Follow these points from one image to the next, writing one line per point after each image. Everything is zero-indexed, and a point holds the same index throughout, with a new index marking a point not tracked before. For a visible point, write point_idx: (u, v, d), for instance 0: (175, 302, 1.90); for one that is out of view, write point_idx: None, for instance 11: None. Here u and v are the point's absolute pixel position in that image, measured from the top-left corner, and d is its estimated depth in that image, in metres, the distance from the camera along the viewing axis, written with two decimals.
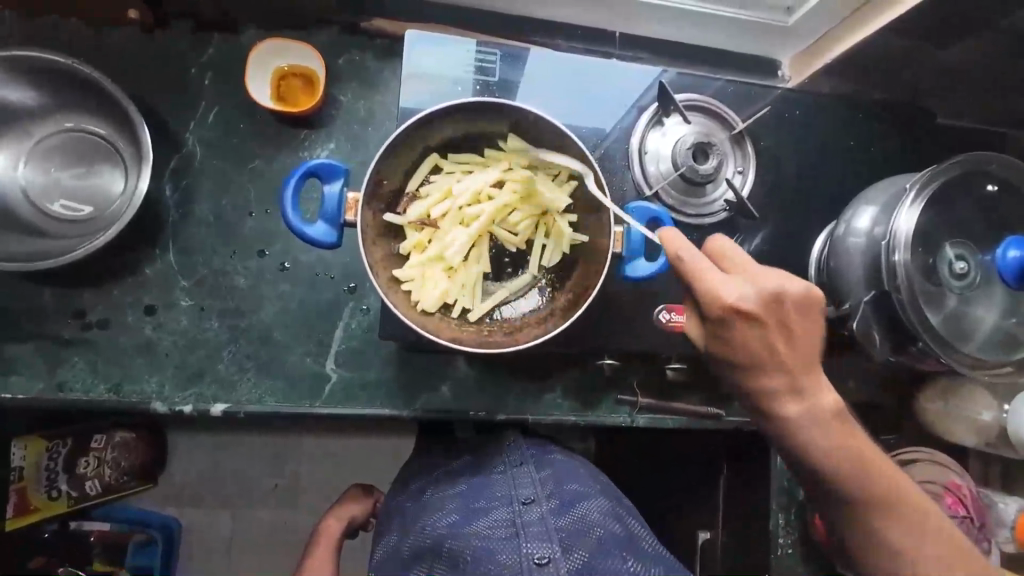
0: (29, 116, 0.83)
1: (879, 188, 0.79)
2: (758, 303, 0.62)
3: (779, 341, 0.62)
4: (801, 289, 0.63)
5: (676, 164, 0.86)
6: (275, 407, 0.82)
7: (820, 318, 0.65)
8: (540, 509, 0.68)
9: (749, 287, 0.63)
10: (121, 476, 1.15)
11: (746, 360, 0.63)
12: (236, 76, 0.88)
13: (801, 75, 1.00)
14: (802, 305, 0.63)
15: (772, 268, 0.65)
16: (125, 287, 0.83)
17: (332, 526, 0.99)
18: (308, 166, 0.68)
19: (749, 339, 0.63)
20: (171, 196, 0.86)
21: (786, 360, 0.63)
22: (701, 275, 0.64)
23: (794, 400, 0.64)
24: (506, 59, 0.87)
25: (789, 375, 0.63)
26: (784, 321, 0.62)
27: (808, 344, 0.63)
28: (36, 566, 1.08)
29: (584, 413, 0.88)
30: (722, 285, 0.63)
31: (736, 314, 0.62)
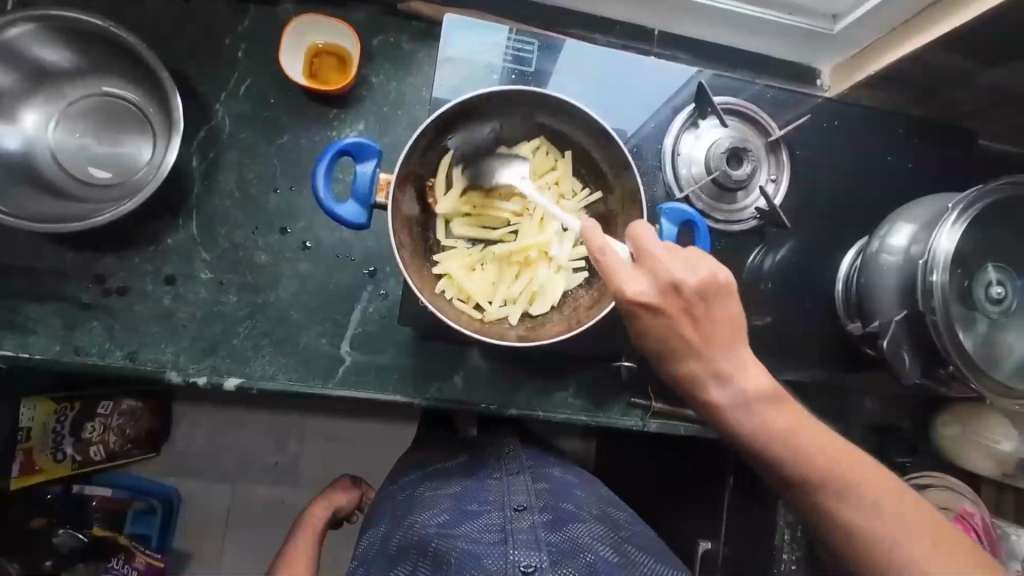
0: (64, 77, 0.83)
1: (919, 205, 0.77)
2: (659, 297, 0.59)
3: (685, 329, 0.59)
4: (705, 273, 0.59)
5: (709, 169, 0.84)
6: (287, 385, 0.82)
7: (726, 298, 0.60)
8: (531, 519, 0.67)
9: (650, 277, 0.59)
10: (125, 445, 1.19)
11: (681, 341, 0.60)
12: (271, 51, 0.88)
13: (841, 85, 0.98)
14: (706, 293, 0.58)
15: (678, 254, 0.60)
16: (147, 255, 0.83)
17: (317, 515, 0.99)
18: (342, 144, 0.67)
19: (657, 330, 0.60)
20: (198, 167, 0.85)
21: (695, 349, 0.60)
22: (606, 268, 0.60)
23: (718, 391, 0.61)
24: (543, 50, 0.85)
25: (703, 365, 0.61)
26: (689, 311, 0.59)
27: (721, 335, 0.60)
28: (38, 525, 1.06)
29: (595, 413, 0.87)
30: (627, 279, 0.59)
31: (660, 297, 0.59)
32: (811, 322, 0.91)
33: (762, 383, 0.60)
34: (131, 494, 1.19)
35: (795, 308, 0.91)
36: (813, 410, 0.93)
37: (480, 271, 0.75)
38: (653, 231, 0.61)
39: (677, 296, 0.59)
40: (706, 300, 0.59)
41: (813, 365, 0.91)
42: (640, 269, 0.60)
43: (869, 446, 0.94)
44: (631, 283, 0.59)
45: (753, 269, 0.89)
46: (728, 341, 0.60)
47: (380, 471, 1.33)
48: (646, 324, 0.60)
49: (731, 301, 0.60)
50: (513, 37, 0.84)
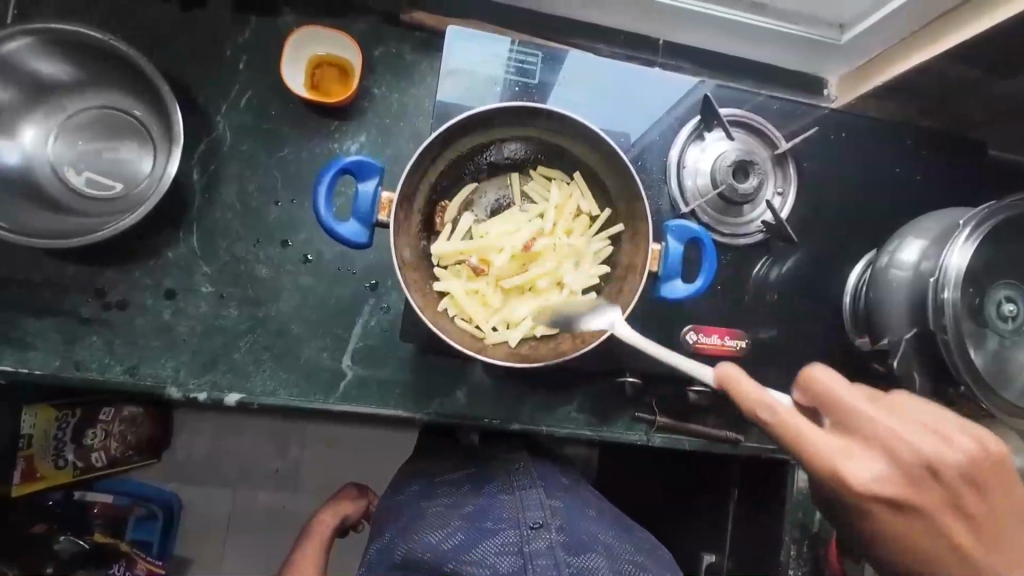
0: (63, 90, 0.82)
1: (928, 220, 0.76)
2: (898, 482, 0.53)
3: (943, 520, 0.53)
4: (961, 442, 0.53)
5: (715, 182, 0.83)
6: (289, 401, 0.81)
7: (998, 471, 0.53)
8: (548, 538, 0.70)
9: (881, 462, 0.53)
10: (127, 451, 1.17)
11: (923, 535, 0.54)
12: (272, 62, 0.87)
13: (847, 95, 0.97)
14: (968, 467, 0.52)
15: (908, 427, 0.54)
16: (147, 268, 0.82)
17: (325, 522, 0.99)
18: (343, 162, 0.67)
19: (898, 524, 0.54)
20: (198, 180, 0.85)
21: (958, 542, 0.54)
22: (816, 453, 0.53)
23: None
24: (546, 62, 0.84)
25: (954, 548, 0.54)
26: (929, 493, 0.53)
27: (990, 509, 0.53)
28: (41, 531, 1.06)
29: (599, 428, 0.86)
30: (857, 466, 0.53)
31: (900, 489, 0.53)
32: (819, 335, 0.90)
33: None
34: (130, 499, 1.19)
35: (801, 321, 0.89)
36: None
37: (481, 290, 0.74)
38: (844, 385, 0.55)
39: (935, 481, 0.52)
40: (968, 483, 0.53)
41: None
42: (859, 450, 0.54)
43: None
44: (856, 469, 0.53)
45: (758, 280, 0.88)
46: (984, 513, 0.53)
47: (382, 479, 1.32)
48: (896, 522, 0.54)
49: (999, 468, 0.53)
50: (516, 49, 0.83)
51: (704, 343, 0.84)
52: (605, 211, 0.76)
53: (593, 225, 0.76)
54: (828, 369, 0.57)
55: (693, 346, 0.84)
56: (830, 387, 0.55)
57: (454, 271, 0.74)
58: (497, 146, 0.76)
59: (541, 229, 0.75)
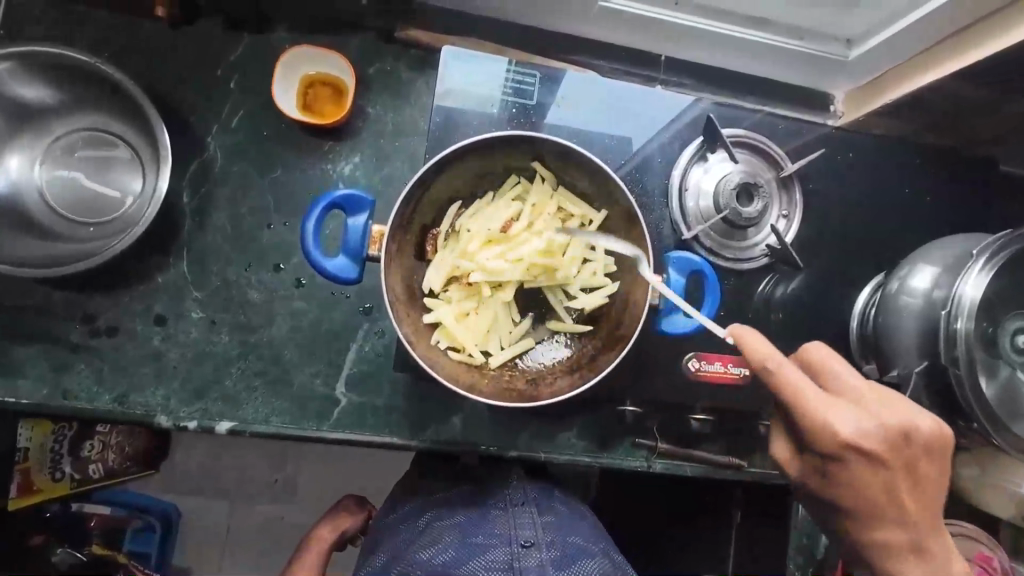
0: (48, 113, 0.81)
1: (937, 247, 0.74)
2: (879, 441, 0.59)
3: (900, 482, 0.61)
4: (930, 424, 0.60)
5: (718, 206, 0.81)
6: (280, 429, 0.79)
7: (946, 459, 0.62)
8: (538, 557, 0.68)
9: (868, 420, 0.60)
10: (124, 462, 1.13)
11: (878, 492, 0.61)
12: (263, 81, 0.85)
13: (857, 111, 0.94)
14: (931, 441, 0.60)
15: (891, 401, 0.62)
16: (136, 294, 0.81)
17: (324, 537, 0.96)
18: (332, 197, 0.70)
19: (862, 477, 0.61)
20: (188, 202, 0.83)
21: (904, 505, 0.61)
22: (801, 397, 0.61)
23: (917, 561, 0.62)
24: (545, 82, 0.83)
25: (895, 513, 0.62)
26: (899, 459, 0.60)
27: (932, 483, 0.62)
28: (37, 544, 1.05)
29: (599, 454, 0.84)
30: (840, 417, 0.60)
31: (878, 447, 0.60)
32: None
33: (960, 562, 0.63)
34: (128, 510, 1.16)
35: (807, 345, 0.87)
36: None
37: (473, 319, 0.73)
38: (840, 361, 0.64)
39: (903, 449, 0.60)
40: (926, 456, 0.61)
41: None
42: (850, 411, 0.61)
43: None
44: (843, 426, 0.60)
45: (762, 298, 0.86)
46: (927, 489, 0.62)
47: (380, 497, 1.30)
48: (858, 478, 0.61)
49: (947, 456, 0.62)
50: (513, 69, 0.82)
51: (706, 371, 0.81)
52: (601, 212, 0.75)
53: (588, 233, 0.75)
54: (827, 349, 0.67)
55: (695, 373, 0.81)
56: (829, 363, 0.65)
57: (450, 295, 0.74)
58: (493, 171, 0.76)
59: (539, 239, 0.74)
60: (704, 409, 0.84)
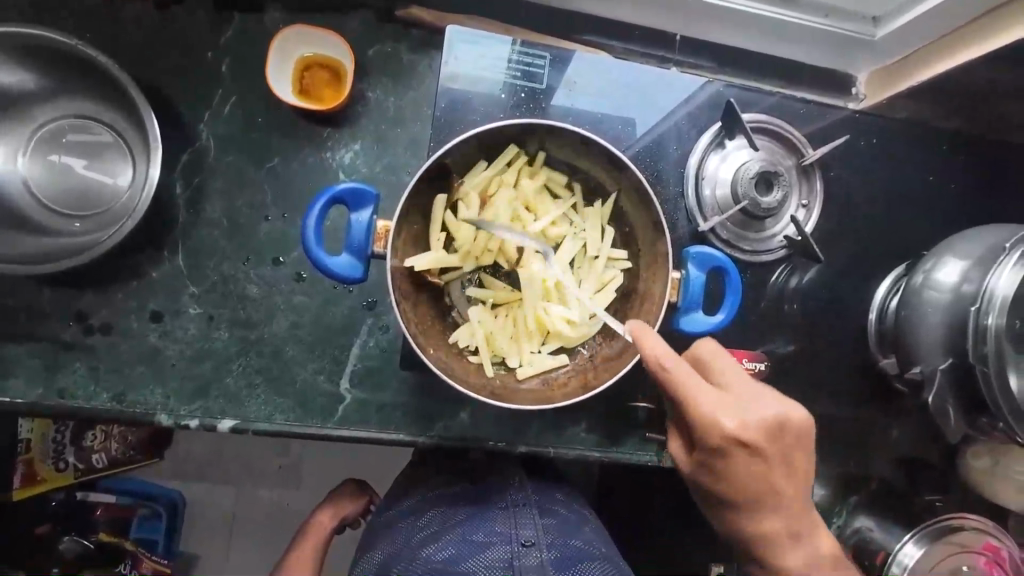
0: (28, 100, 0.76)
1: (963, 239, 0.71)
2: (758, 431, 0.60)
3: (777, 473, 0.62)
4: (800, 415, 0.63)
5: (737, 195, 0.77)
6: (284, 427, 0.77)
7: (812, 446, 0.65)
8: (539, 556, 0.66)
9: (749, 415, 0.61)
10: (127, 451, 1.10)
11: (752, 476, 0.62)
12: (257, 65, 0.81)
13: (879, 94, 0.88)
14: (801, 434, 0.63)
15: (763, 388, 0.63)
16: (129, 291, 0.78)
17: (324, 522, 0.95)
18: (335, 192, 0.67)
19: (744, 467, 0.62)
20: (181, 193, 0.79)
21: (781, 494, 0.63)
22: (687, 393, 0.61)
23: (790, 541, 0.64)
24: (555, 64, 0.79)
25: (771, 498, 0.63)
26: (779, 444, 0.61)
27: (803, 468, 0.64)
28: (41, 534, 1.02)
29: (608, 448, 0.81)
30: (727, 414, 0.60)
31: (753, 434, 0.60)
32: (841, 351, 0.85)
33: (830, 541, 0.66)
34: (131, 498, 1.12)
35: (822, 337, 0.85)
36: (850, 443, 0.86)
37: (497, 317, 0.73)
38: (724, 356, 0.65)
39: (775, 438, 0.61)
40: (798, 444, 0.63)
41: (842, 396, 0.85)
42: (733, 401, 0.61)
43: (895, 481, 0.87)
44: (729, 417, 0.60)
45: (776, 288, 0.83)
46: (806, 476, 0.64)
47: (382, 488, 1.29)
48: (738, 464, 0.61)
49: (810, 442, 0.64)
50: (519, 50, 0.78)
51: None
52: (611, 193, 0.74)
53: (602, 217, 0.74)
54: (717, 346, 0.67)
55: None
56: (716, 355, 0.66)
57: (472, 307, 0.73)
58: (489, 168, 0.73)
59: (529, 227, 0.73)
60: None
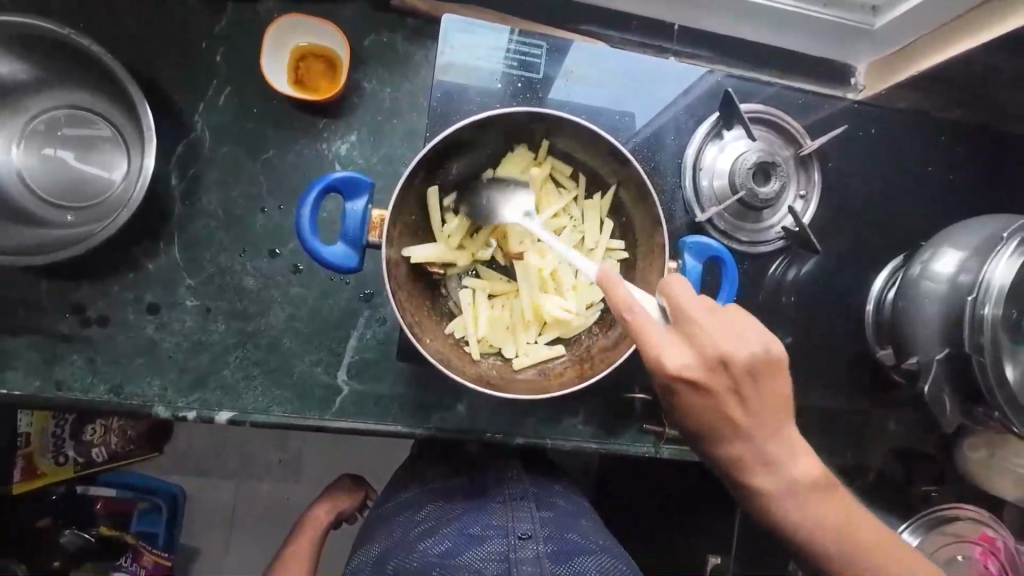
0: (21, 90, 0.76)
1: (962, 229, 0.71)
2: (699, 370, 0.54)
3: (733, 409, 0.55)
4: (757, 347, 0.54)
5: (734, 186, 0.77)
6: (282, 419, 0.77)
7: (781, 374, 0.56)
8: (535, 549, 0.65)
9: (693, 351, 0.54)
10: (127, 445, 1.11)
11: (709, 413, 0.56)
12: (252, 55, 0.80)
13: (878, 85, 0.88)
14: (758, 366, 0.54)
15: (720, 318, 0.55)
16: (126, 283, 0.78)
17: (321, 517, 0.96)
18: (329, 180, 0.66)
19: (698, 406, 0.56)
20: (177, 185, 0.79)
21: (746, 431, 0.56)
22: (642, 337, 0.54)
23: (766, 475, 0.57)
24: (552, 54, 0.78)
25: (733, 435, 0.56)
26: (732, 377, 0.54)
27: (769, 402, 0.56)
28: (41, 527, 1.04)
29: (606, 440, 0.81)
30: (670, 352, 0.54)
31: (697, 368, 0.54)
32: (839, 342, 0.85)
33: (817, 470, 0.57)
34: (130, 492, 1.12)
35: (820, 329, 0.85)
36: (848, 435, 0.86)
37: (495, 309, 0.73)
38: (681, 285, 0.56)
39: (724, 371, 0.54)
40: (759, 376, 0.55)
41: (839, 388, 0.85)
42: (679, 338, 0.55)
43: (892, 472, 0.87)
44: (674, 356, 0.54)
45: (774, 280, 0.83)
46: (781, 410, 0.56)
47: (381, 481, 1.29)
48: (693, 403, 0.56)
49: (781, 373, 0.56)
50: (515, 39, 0.77)
51: None
52: (611, 185, 0.73)
53: (602, 208, 0.74)
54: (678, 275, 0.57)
55: None
56: (677, 291, 0.56)
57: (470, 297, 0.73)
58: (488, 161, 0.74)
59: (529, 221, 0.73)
60: None
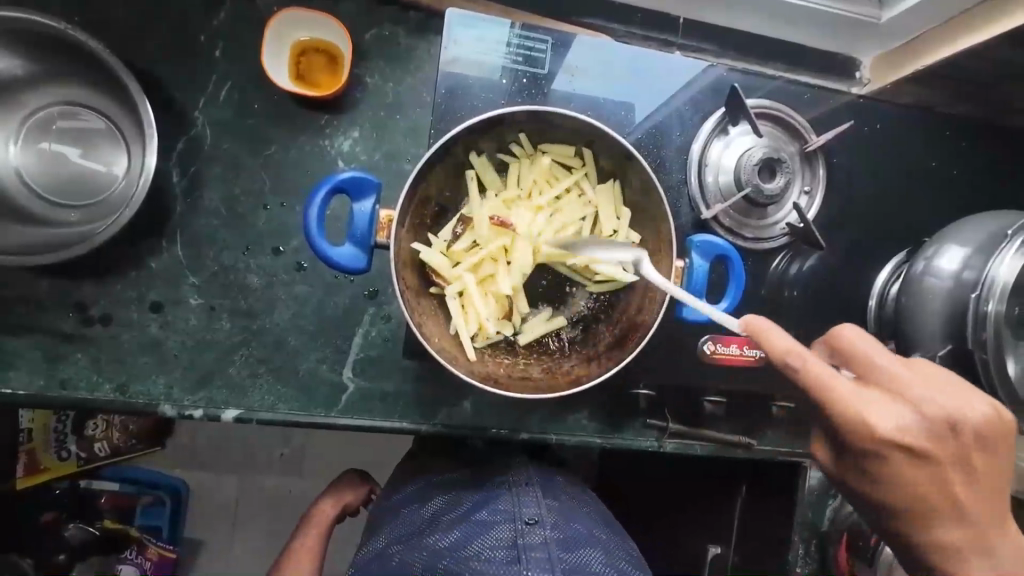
0: (18, 86, 0.75)
1: (964, 225, 0.72)
2: (924, 431, 0.54)
3: (953, 476, 0.55)
4: (984, 410, 0.55)
5: (740, 182, 0.77)
6: (288, 416, 0.77)
7: (1008, 443, 0.56)
8: (542, 534, 0.65)
9: (906, 414, 0.54)
10: (127, 440, 1.11)
11: (929, 481, 0.56)
12: (252, 50, 0.79)
13: (882, 79, 0.87)
14: (986, 432, 0.55)
15: (929, 382, 0.56)
16: (128, 281, 0.77)
17: (325, 512, 0.96)
18: (337, 180, 0.66)
19: (914, 475, 0.55)
20: (178, 182, 0.78)
21: (962, 498, 0.56)
22: (835, 397, 0.54)
23: (966, 547, 0.57)
24: (556, 49, 0.77)
25: (944, 502, 0.57)
26: (952, 446, 0.55)
27: (990, 472, 0.56)
28: (47, 522, 1.02)
29: (610, 435, 0.82)
30: (880, 413, 0.54)
31: (915, 433, 0.54)
32: None
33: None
34: (135, 486, 1.13)
35: (822, 323, 0.85)
36: None
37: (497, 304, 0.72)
38: (874, 346, 0.58)
39: (965, 438, 0.54)
40: (982, 445, 0.55)
41: None
42: (890, 400, 0.55)
43: None
44: (881, 419, 0.54)
45: (777, 275, 0.83)
46: (984, 476, 0.57)
47: None
48: (913, 472, 0.55)
49: (1009, 439, 0.56)
50: (519, 34, 0.76)
51: (720, 353, 0.81)
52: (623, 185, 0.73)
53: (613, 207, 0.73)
54: (857, 329, 0.60)
55: (710, 355, 0.81)
56: (855, 342, 0.59)
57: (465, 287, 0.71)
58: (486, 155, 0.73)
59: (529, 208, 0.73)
60: (717, 391, 0.83)
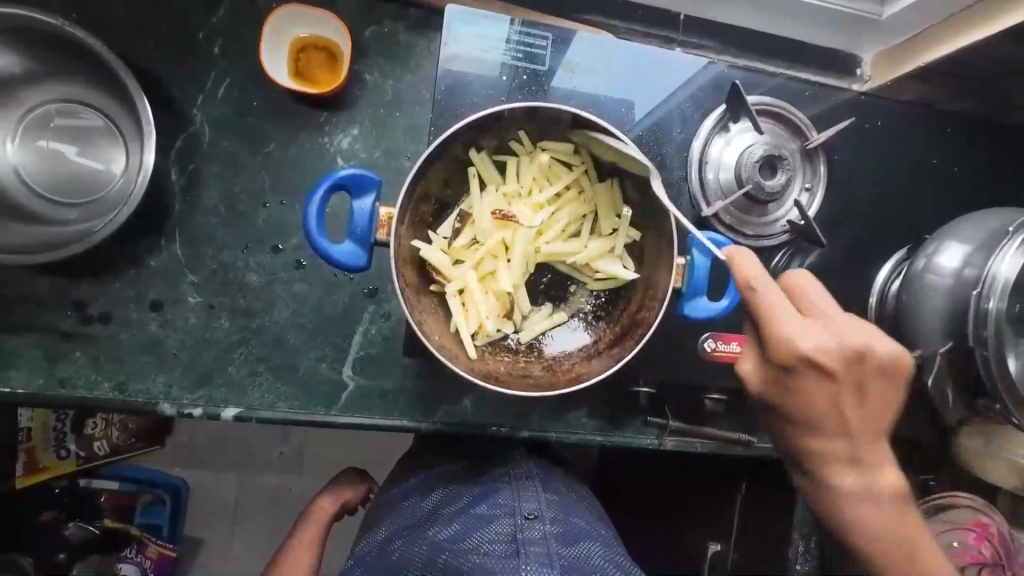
0: (16, 84, 0.74)
1: (965, 222, 0.72)
2: (841, 357, 0.60)
3: (850, 400, 0.62)
4: (892, 351, 0.63)
5: (740, 180, 0.77)
6: (287, 414, 0.77)
7: (900, 384, 0.64)
8: (541, 529, 0.65)
9: (829, 338, 0.60)
10: (127, 439, 1.11)
11: (831, 402, 0.62)
12: (251, 47, 0.78)
13: (882, 76, 0.87)
14: (890, 368, 0.62)
15: (853, 322, 0.63)
16: (127, 280, 0.77)
17: (325, 508, 0.96)
18: (337, 178, 0.66)
19: (817, 393, 0.62)
20: (177, 180, 0.78)
21: (853, 423, 0.63)
22: (772, 315, 0.61)
23: (849, 468, 0.65)
24: (556, 46, 0.77)
25: (836, 424, 0.63)
26: (859, 375, 0.61)
27: (878, 406, 0.64)
28: (47, 521, 1.02)
29: (610, 432, 0.82)
30: (807, 334, 0.60)
31: (834, 357, 0.60)
32: None
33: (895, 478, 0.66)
34: (134, 485, 1.12)
35: None
36: None
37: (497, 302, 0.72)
38: (818, 290, 0.65)
39: (868, 367, 0.61)
40: (880, 378, 0.62)
41: None
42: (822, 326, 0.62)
43: None
44: (809, 340, 0.60)
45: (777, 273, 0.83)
46: (873, 408, 0.64)
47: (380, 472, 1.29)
48: (818, 390, 0.62)
49: (901, 381, 0.64)
50: (519, 30, 0.76)
51: (721, 352, 0.80)
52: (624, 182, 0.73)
53: (613, 204, 0.73)
54: (807, 278, 0.67)
55: (710, 354, 0.81)
56: (803, 286, 0.66)
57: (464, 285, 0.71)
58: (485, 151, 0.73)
59: (529, 206, 0.72)
60: (718, 388, 0.83)
